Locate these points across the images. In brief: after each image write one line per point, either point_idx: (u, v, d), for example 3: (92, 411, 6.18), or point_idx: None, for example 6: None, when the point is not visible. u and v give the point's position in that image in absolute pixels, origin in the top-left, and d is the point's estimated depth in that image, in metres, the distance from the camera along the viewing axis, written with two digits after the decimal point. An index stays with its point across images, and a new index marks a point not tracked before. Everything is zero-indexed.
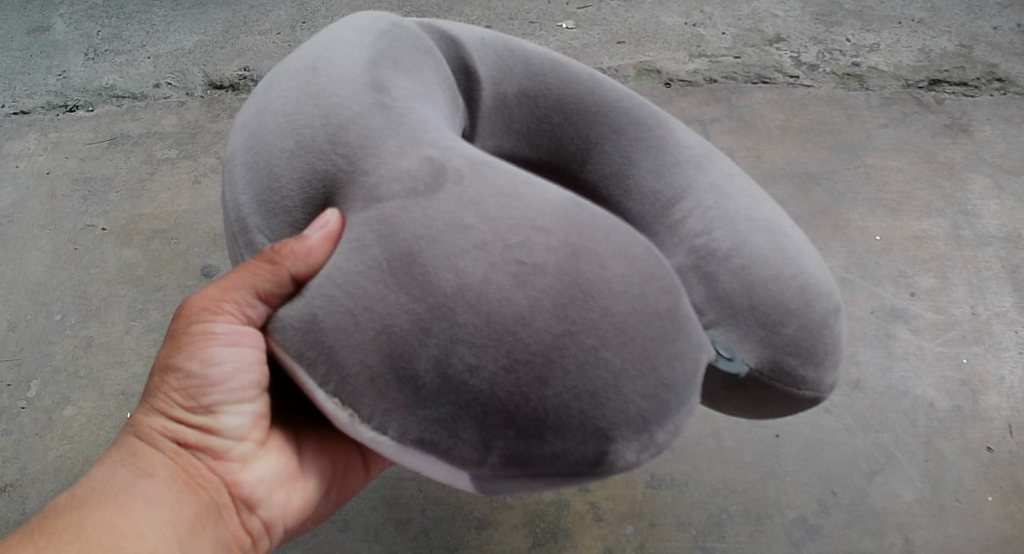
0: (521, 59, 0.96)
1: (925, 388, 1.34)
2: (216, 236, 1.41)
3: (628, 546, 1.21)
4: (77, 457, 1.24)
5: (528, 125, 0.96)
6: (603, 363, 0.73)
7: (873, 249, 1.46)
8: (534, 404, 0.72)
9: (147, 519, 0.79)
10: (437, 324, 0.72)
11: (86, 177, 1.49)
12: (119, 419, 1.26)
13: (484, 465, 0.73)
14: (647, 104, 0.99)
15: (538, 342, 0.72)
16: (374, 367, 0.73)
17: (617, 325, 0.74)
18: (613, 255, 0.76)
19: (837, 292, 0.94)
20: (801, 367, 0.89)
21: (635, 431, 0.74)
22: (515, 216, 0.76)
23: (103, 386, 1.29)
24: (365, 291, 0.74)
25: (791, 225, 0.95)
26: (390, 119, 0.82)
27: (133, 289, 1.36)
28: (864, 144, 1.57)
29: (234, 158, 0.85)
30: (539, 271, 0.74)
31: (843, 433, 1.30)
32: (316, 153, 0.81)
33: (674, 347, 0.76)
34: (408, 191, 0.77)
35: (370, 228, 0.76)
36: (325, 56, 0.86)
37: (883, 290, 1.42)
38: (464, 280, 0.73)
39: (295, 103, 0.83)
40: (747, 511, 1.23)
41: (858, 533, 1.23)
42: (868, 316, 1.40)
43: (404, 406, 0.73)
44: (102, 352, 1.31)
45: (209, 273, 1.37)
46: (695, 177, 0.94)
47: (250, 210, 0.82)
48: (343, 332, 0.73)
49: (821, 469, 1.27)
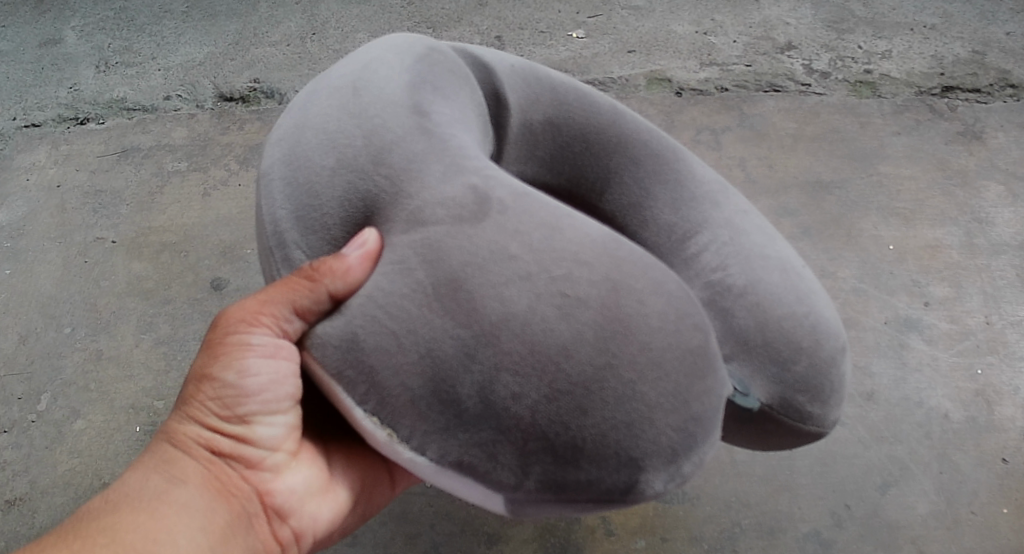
0: (548, 88, 0.97)
1: (939, 399, 1.33)
2: (226, 250, 1.41)
3: None
4: (87, 470, 1.23)
5: (551, 152, 0.96)
6: (638, 394, 0.75)
7: (886, 258, 1.45)
8: (573, 433, 0.75)
9: (180, 526, 0.80)
10: (482, 351, 0.74)
11: (96, 189, 1.49)
12: (127, 433, 1.26)
13: (520, 488, 0.75)
14: (665, 137, 1.00)
15: (580, 373, 0.74)
16: (416, 390, 0.75)
17: (653, 360, 0.76)
18: (650, 291, 0.78)
19: (843, 332, 0.94)
20: (809, 403, 0.89)
21: (664, 461, 0.77)
22: (558, 248, 0.78)
23: (112, 400, 1.28)
24: (409, 314, 0.76)
25: (802, 265, 0.96)
26: (433, 143, 0.83)
27: (143, 302, 1.36)
28: (878, 152, 1.56)
29: (271, 173, 0.85)
30: (581, 304, 0.76)
31: (858, 445, 1.28)
32: (359, 173, 0.82)
33: (703, 379, 0.79)
34: (453, 217, 0.79)
35: (413, 251, 0.78)
36: (366, 78, 0.87)
37: (897, 300, 1.41)
38: (511, 310, 0.75)
39: (335, 121, 0.85)
40: (760, 525, 1.22)
41: (872, 546, 1.21)
42: (882, 326, 1.39)
43: (444, 429, 0.75)
44: (111, 366, 1.31)
45: (219, 285, 1.37)
46: (711, 212, 0.96)
47: (289, 225, 0.83)
48: (386, 354, 0.75)
49: (835, 481, 1.25)
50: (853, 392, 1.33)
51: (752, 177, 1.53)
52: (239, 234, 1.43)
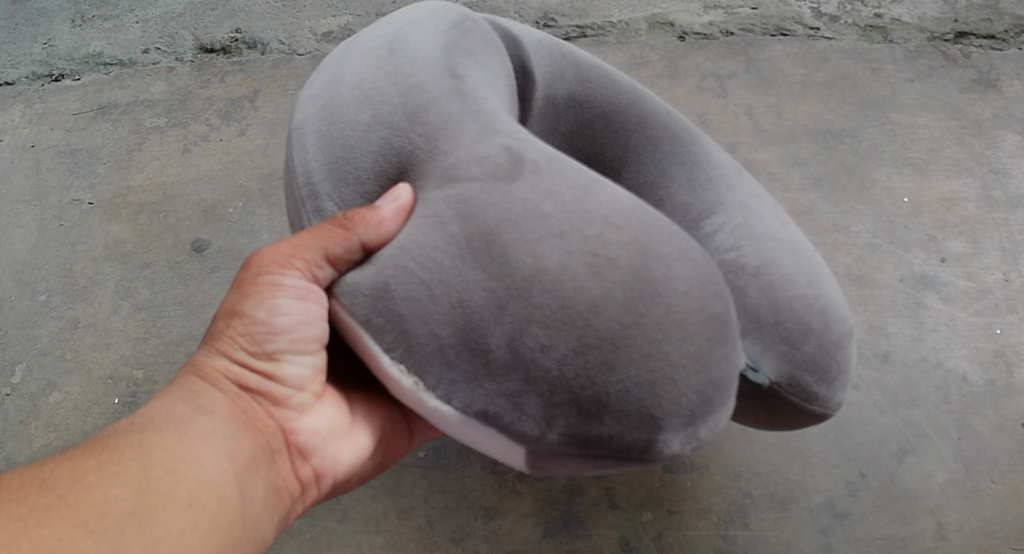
0: (574, 64, 0.92)
1: (957, 361, 1.27)
2: (206, 208, 1.34)
3: (646, 535, 1.11)
4: (64, 446, 1.17)
5: (572, 129, 0.92)
6: (663, 353, 0.71)
7: (901, 211, 1.38)
8: (598, 388, 0.70)
9: (206, 452, 0.75)
10: (513, 304, 0.70)
11: (72, 149, 1.42)
12: (106, 405, 1.20)
13: (541, 441, 0.70)
14: (682, 119, 0.96)
15: (609, 329, 0.70)
16: (445, 339, 0.70)
17: (679, 323, 0.72)
18: (678, 257, 0.75)
19: (849, 317, 0.92)
20: (817, 385, 0.86)
21: (683, 423, 0.72)
22: (590, 210, 0.74)
23: (89, 370, 1.22)
24: (441, 265, 0.72)
25: (813, 249, 0.93)
26: (468, 104, 0.80)
27: (121, 266, 1.30)
28: (890, 99, 1.48)
29: (302, 128, 0.81)
30: (612, 264, 0.72)
31: (874, 411, 1.22)
32: (394, 130, 0.78)
33: (725, 349, 0.74)
34: (487, 174, 0.75)
35: (447, 206, 0.75)
36: (402, 39, 0.84)
37: (912, 256, 1.35)
38: (540, 265, 0.71)
39: (370, 80, 0.81)
40: (772, 496, 1.15)
41: (889, 518, 1.15)
42: (897, 284, 1.32)
43: (471, 378, 0.70)
44: (88, 334, 1.25)
45: (200, 247, 1.30)
46: (724, 194, 0.92)
47: (321, 178, 0.79)
48: (416, 303, 0.71)
49: (850, 449, 1.19)
50: (868, 353, 1.27)
51: (759, 125, 1.45)
52: (219, 193, 1.35)
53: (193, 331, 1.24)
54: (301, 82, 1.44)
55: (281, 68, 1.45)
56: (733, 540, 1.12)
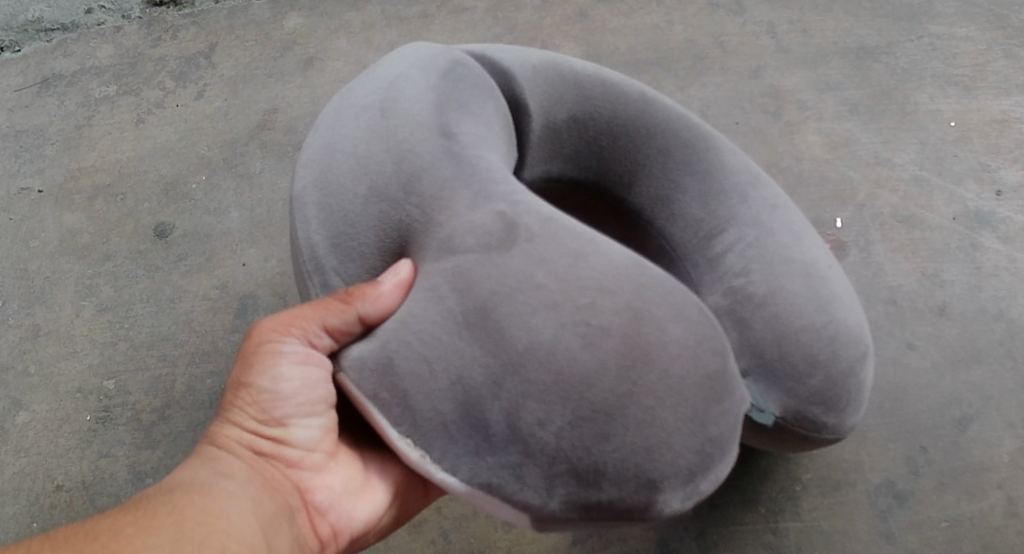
0: (572, 83, 0.91)
1: (1020, 310, 1.14)
2: (167, 186, 1.20)
3: (685, 534, 1.01)
4: (37, 472, 1.06)
5: (577, 149, 0.92)
6: (659, 419, 0.69)
7: (949, 138, 1.25)
8: (595, 457, 0.67)
9: (233, 508, 0.67)
10: (510, 380, 0.68)
11: (16, 131, 1.26)
12: (78, 423, 1.08)
13: (544, 509, 0.68)
14: (697, 124, 0.93)
15: (603, 401, 0.68)
16: (448, 415, 0.68)
17: (675, 388, 0.69)
18: (675, 317, 0.71)
19: (868, 337, 0.88)
20: (825, 415, 0.84)
21: (681, 481, 0.69)
22: (585, 277, 0.71)
23: (56, 384, 1.10)
24: (440, 342, 0.69)
25: (831, 265, 0.89)
26: (461, 167, 0.77)
27: (80, 261, 1.16)
28: (927, 7, 1.33)
29: (301, 195, 0.80)
30: (606, 333, 0.69)
31: (932, 374, 1.09)
32: (389, 200, 0.77)
33: (722, 408, 0.72)
34: (481, 245, 0.72)
35: (445, 279, 0.72)
36: (394, 95, 0.81)
37: (964, 190, 1.22)
38: (532, 339, 0.68)
39: (364, 144, 0.79)
40: (824, 480, 1.03)
41: (955, 497, 1.04)
42: (950, 224, 1.19)
43: (475, 452, 0.67)
44: (52, 343, 1.12)
45: (164, 232, 1.17)
46: (739, 204, 0.89)
47: (324, 250, 0.78)
48: (418, 379, 0.68)
49: (907, 420, 1.07)
50: (922, 308, 1.14)
51: (784, 46, 1.31)
52: (182, 167, 1.21)
53: (165, 331, 1.11)
54: (261, 31, 1.29)
55: (237, 18, 1.30)
56: (783, 534, 1.00)
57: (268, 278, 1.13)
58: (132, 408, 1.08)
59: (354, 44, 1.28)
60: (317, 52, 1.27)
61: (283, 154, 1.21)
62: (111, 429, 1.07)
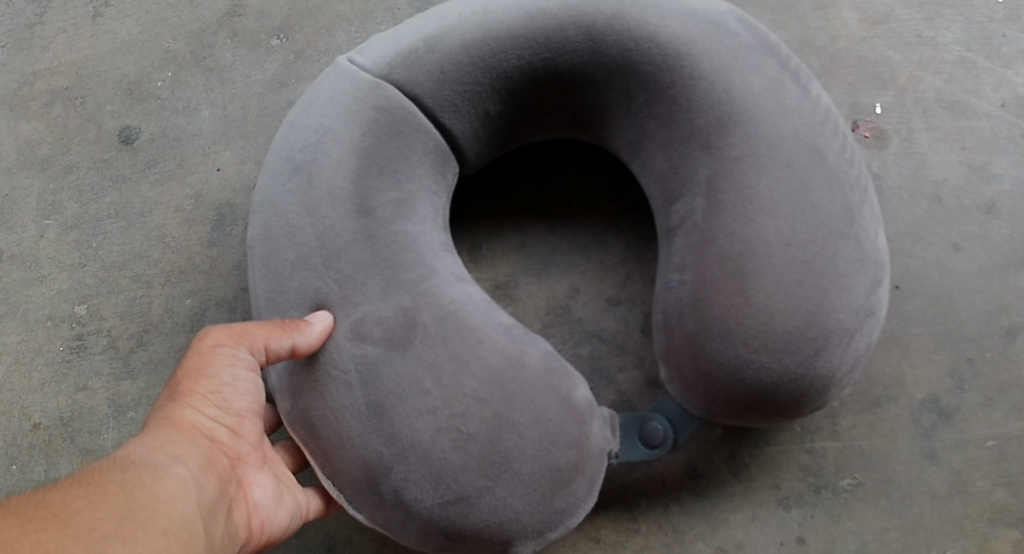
0: (513, 32, 0.89)
1: None
2: (130, 86, 1.07)
3: (716, 457, 0.92)
4: (10, 410, 0.98)
5: (536, 94, 0.92)
6: (510, 504, 0.78)
7: (997, 16, 1.12)
8: (456, 526, 0.78)
9: (182, 493, 0.70)
10: (397, 464, 0.79)
11: None
12: (51, 355, 0.99)
13: (421, 550, 0.81)
14: (689, 41, 0.87)
15: (465, 489, 0.78)
16: (353, 476, 0.80)
17: (524, 482, 0.79)
18: (534, 423, 0.80)
19: (862, 299, 0.80)
20: (790, 396, 0.80)
21: (532, 537, 0.80)
22: (466, 384, 0.80)
23: (24, 313, 1.00)
24: (343, 424, 0.80)
25: (831, 215, 0.81)
26: (375, 250, 0.84)
27: (39, 174, 1.05)
28: None
29: (252, 247, 0.87)
30: (472, 438, 0.78)
31: (979, 278, 1.00)
32: (314, 272, 0.83)
33: (571, 489, 0.80)
34: (387, 340, 0.81)
35: (353, 365, 0.81)
36: (318, 157, 0.86)
37: (1014, 73, 1.10)
38: (413, 437, 0.78)
39: (295, 213, 0.85)
40: (864, 395, 0.95)
41: (1003, 412, 0.96)
42: (999, 112, 1.08)
43: (373, 503, 0.80)
44: (16, 268, 1.02)
45: (129, 137, 1.05)
46: (701, 158, 0.85)
47: (263, 302, 0.85)
48: (330, 441, 0.81)
49: (953, 328, 0.98)
50: (970, 205, 1.03)
51: None
52: (146, 64, 1.08)
53: (138, 250, 1.01)
54: None
55: None
56: (820, 455, 0.92)
57: (246, 184, 1.02)
58: (108, 334, 0.99)
59: None
60: None
61: (255, 43, 1.07)
62: (87, 360, 0.98)
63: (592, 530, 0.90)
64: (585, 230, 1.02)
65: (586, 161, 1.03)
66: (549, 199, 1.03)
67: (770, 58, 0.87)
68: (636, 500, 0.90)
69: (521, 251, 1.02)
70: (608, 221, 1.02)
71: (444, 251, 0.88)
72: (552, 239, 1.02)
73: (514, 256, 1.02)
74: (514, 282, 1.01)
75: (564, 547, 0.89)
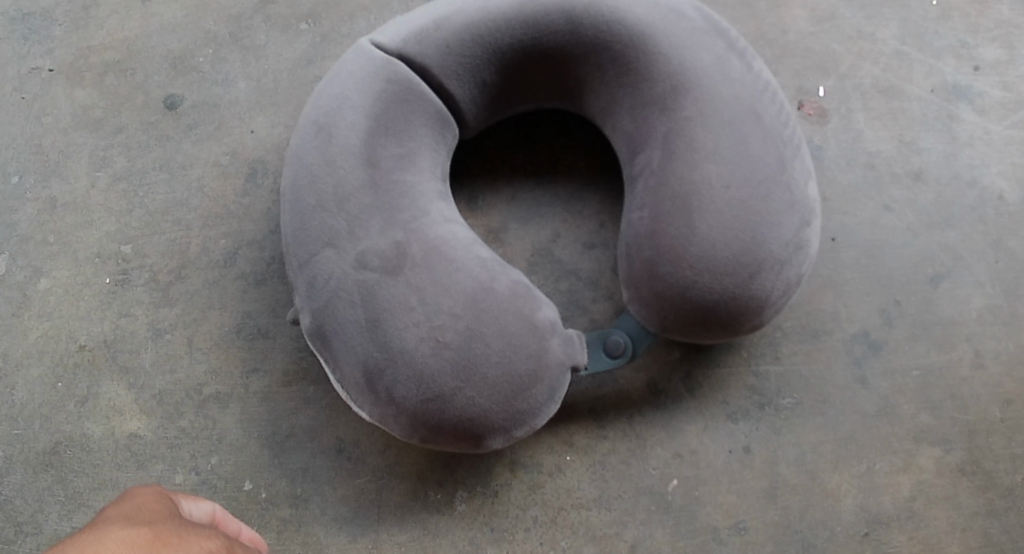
0: (505, 16, 1.03)
1: (993, 179, 1.19)
2: (176, 60, 1.23)
3: (674, 377, 1.07)
4: (60, 333, 1.11)
5: (525, 69, 1.05)
6: (477, 402, 0.88)
7: (930, 17, 1.28)
8: (436, 418, 0.88)
9: None
10: (388, 367, 0.89)
11: (21, 12, 1.28)
12: (98, 286, 1.13)
13: (410, 441, 0.91)
14: (652, 24, 1.02)
15: (441, 388, 0.88)
16: (355, 378, 0.90)
17: (491, 383, 0.88)
18: (499, 332, 0.89)
19: (790, 232, 0.95)
20: (729, 313, 0.95)
21: (499, 433, 0.90)
22: (446, 298, 0.90)
23: (75, 251, 1.15)
24: (349, 336, 0.90)
25: (765, 162, 0.96)
26: (379, 195, 0.94)
27: (92, 135, 1.20)
28: None
29: (284, 192, 0.99)
30: (447, 345, 0.88)
31: (907, 233, 1.15)
32: (328, 212, 0.94)
33: (532, 392, 0.90)
34: (383, 266, 0.91)
35: (358, 289, 0.91)
36: (337, 119, 0.98)
37: (943, 65, 1.25)
38: (400, 345, 0.88)
39: (317, 163, 0.96)
40: (804, 328, 1.10)
41: (926, 346, 1.10)
42: (929, 96, 1.23)
43: (370, 400, 0.90)
44: (68, 213, 1.17)
45: (174, 104, 1.21)
46: (658, 120, 1.00)
47: (290, 241, 0.96)
48: (339, 349, 0.91)
49: (884, 274, 1.13)
50: (900, 173, 1.19)
51: None
52: (189, 42, 1.24)
53: (179, 198, 1.16)
54: None
55: None
56: (765, 377, 1.07)
57: (277, 144, 1.17)
58: (150, 270, 1.13)
59: None
60: None
61: (286, 27, 1.23)
62: (131, 290, 1.13)
63: (566, 436, 1.06)
64: (566, 187, 1.17)
65: (569, 129, 1.18)
66: (537, 163, 1.18)
67: (720, 40, 1.03)
68: (606, 412, 1.06)
69: (512, 202, 1.17)
70: (586, 181, 1.17)
71: (436, 200, 0.98)
72: (539, 193, 1.17)
73: (506, 207, 1.17)
74: (504, 229, 1.16)
75: (543, 450, 1.05)
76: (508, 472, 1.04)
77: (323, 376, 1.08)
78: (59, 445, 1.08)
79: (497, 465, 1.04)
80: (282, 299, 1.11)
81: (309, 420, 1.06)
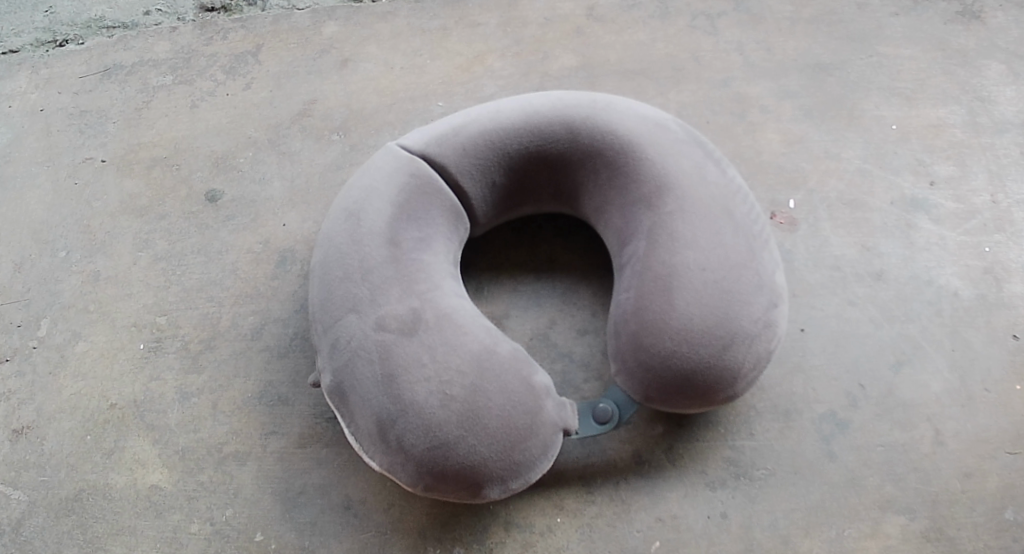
0: (514, 125, 1.18)
1: (948, 278, 1.30)
2: (218, 158, 1.38)
3: (658, 448, 1.16)
4: (93, 393, 1.22)
5: (528, 171, 1.19)
6: (478, 451, 0.99)
7: (889, 138, 1.41)
8: (440, 465, 0.99)
9: None
10: (399, 417, 1.00)
11: (81, 111, 1.45)
12: (132, 351, 1.25)
13: (415, 488, 1.01)
14: (639, 134, 1.17)
15: (446, 437, 0.99)
16: (370, 429, 1.01)
17: (490, 435, 0.99)
18: (500, 390, 1.00)
19: (760, 311, 1.07)
20: (705, 382, 1.06)
21: (496, 483, 1.00)
22: (453, 359, 1.01)
23: (113, 319, 1.27)
24: (367, 390, 1.02)
25: (737, 251, 1.09)
26: (398, 268, 1.07)
27: (137, 219, 1.34)
28: (876, 33, 1.50)
29: (313, 268, 1.11)
30: (453, 399, 0.99)
31: (870, 325, 1.26)
32: (353, 282, 1.06)
33: (527, 446, 1.01)
34: (400, 329, 1.03)
35: (376, 348, 1.02)
36: (365, 204, 1.12)
37: (902, 180, 1.37)
38: (412, 398, 1.00)
39: (345, 241, 1.10)
40: (776, 408, 1.20)
41: (889, 426, 1.20)
42: (888, 208, 1.35)
43: (381, 448, 1.01)
44: (110, 286, 1.29)
45: (214, 197, 1.35)
46: (644, 214, 1.13)
47: (317, 309, 1.08)
48: (358, 402, 1.02)
49: (849, 362, 1.24)
50: (863, 272, 1.30)
51: (751, 61, 1.47)
52: (230, 144, 1.40)
53: (213, 278, 1.29)
54: (303, 36, 1.49)
55: (282, 24, 1.50)
56: (740, 450, 1.16)
57: (305, 236, 1.30)
58: (182, 339, 1.25)
59: (383, 48, 1.47)
60: (350, 54, 1.47)
61: (320, 136, 1.39)
62: (162, 356, 1.24)
63: (557, 499, 1.14)
64: (562, 276, 1.29)
65: (566, 229, 1.32)
66: (537, 257, 1.31)
67: (698, 149, 1.17)
68: (594, 479, 1.15)
69: (514, 291, 1.29)
70: (578, 276, 1.29)
71: (449, 277, 1.10)
72: (538, 283, 1.29)
73: (508, 295, 1.28)
74: (506, 315, 1.27)
75: (535, 512, 1.13)
76: (502, 532, 1.12)
77: (334, 439, 1.16)
78: (83, 493, 1.17)
79: (492, 525, 1.12)
80: (302, 370, 1.21)
81: (320, 479, 1.14)
